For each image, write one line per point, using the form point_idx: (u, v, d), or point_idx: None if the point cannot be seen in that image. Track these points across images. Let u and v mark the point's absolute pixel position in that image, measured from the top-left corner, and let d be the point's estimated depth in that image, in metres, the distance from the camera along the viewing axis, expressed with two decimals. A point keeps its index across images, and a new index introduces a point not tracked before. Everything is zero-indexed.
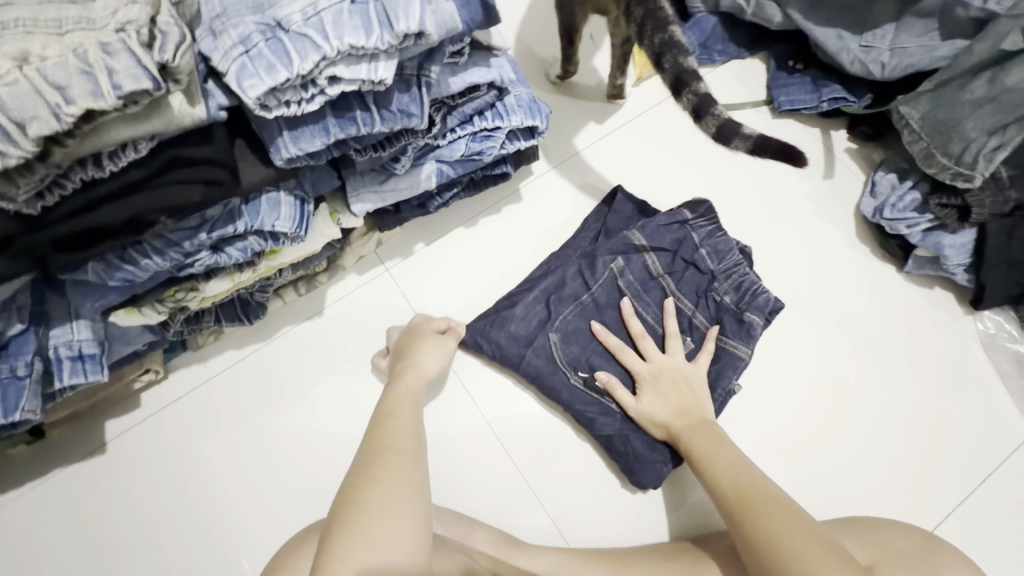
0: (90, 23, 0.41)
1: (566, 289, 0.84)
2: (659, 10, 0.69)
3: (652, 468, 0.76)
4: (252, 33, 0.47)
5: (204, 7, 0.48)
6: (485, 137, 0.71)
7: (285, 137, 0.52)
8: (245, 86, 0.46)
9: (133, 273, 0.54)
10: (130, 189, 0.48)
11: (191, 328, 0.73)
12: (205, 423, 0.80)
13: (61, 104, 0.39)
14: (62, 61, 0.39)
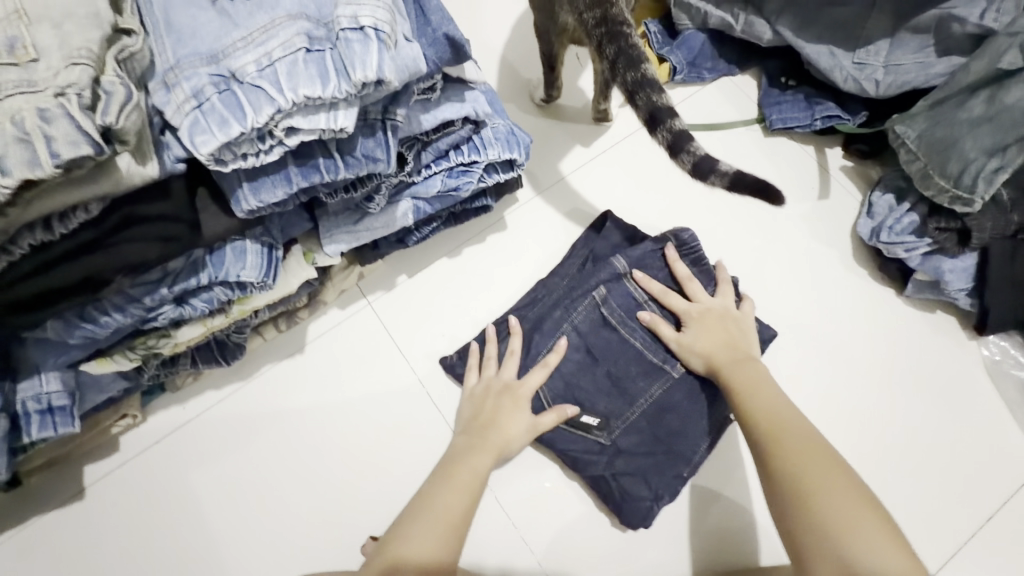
0: (30, 86, 0.39)
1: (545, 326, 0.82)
2: (632, 47, 0.65)
3: (640, 508, 0.74)
4: (205, 85, 0.46)
5: (157, 59, 0.47)
6: (462, 172, 0.69)
7: (245, 189, 0.50)
8: (197, 142, 0.45)
9: (94, 330, 0.52)
10: (83, 250, 0.46)
11: (167, 371, 0.72)
12: (186, 466, 0.79)
13: None
14: None
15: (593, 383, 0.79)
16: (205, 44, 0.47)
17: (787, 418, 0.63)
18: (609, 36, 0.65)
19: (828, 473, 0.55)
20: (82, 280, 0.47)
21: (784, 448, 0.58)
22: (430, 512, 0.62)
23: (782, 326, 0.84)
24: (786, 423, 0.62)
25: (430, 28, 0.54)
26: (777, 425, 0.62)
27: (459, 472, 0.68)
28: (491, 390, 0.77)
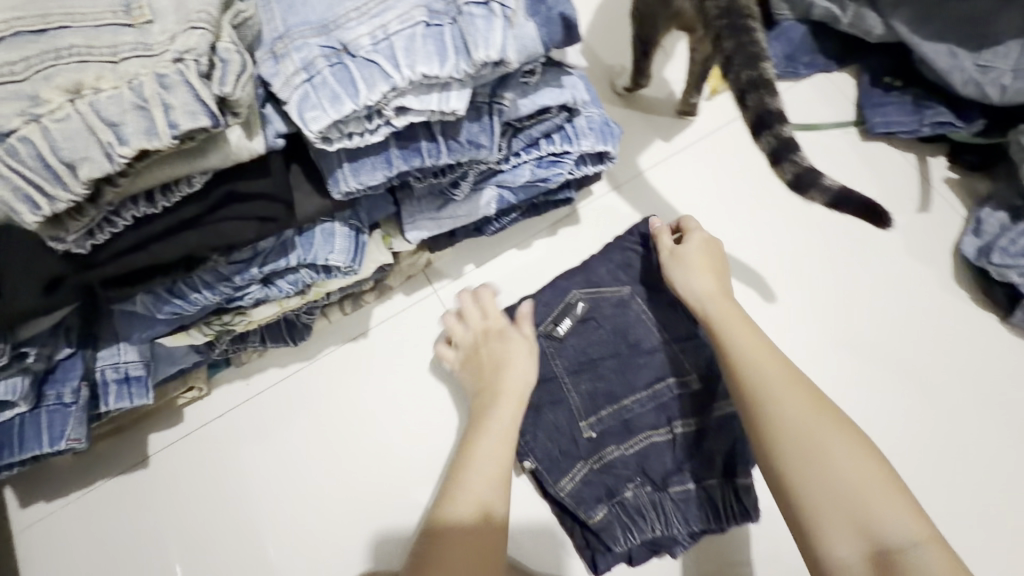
0: (148, 49, 0.37)
1: (613, 344, 0.78)
2: (754, 44, 0.60)
3: (613, 559, 0.70)
4: (316, 58, 0.43)
5: (266, 27, 0.44)
6: (551, 162, 0.65)
7: (345, 170, 0.48)
8: (307, 119, 0.42)
9: (182, 307, 0.51)
10: (183, 225, 0.44)
11: (236, 347, 0.71)
12: (244, 442, 0.78)
13: (114, 143, 0.35)
14: (116, 94, 0.36)
15: (636, 431, 0.74)
16: (316, 13, 0.44)
17: (758, 371, 0.61)
18: (732, 29, 0.61)
19: (815, 420, 0.56)
20: (180, 256, 0.45)
21: (767, 410, 0.58)
22: (465, 464, 0.64)
23: (873, 346, 0.78)
24: (763, 369, 0.61)
25: (544, 6, 0.49)
26: (749, 358, 0.62)
27: (487, 426, 0.67)
28: (478, 344, 0.74)
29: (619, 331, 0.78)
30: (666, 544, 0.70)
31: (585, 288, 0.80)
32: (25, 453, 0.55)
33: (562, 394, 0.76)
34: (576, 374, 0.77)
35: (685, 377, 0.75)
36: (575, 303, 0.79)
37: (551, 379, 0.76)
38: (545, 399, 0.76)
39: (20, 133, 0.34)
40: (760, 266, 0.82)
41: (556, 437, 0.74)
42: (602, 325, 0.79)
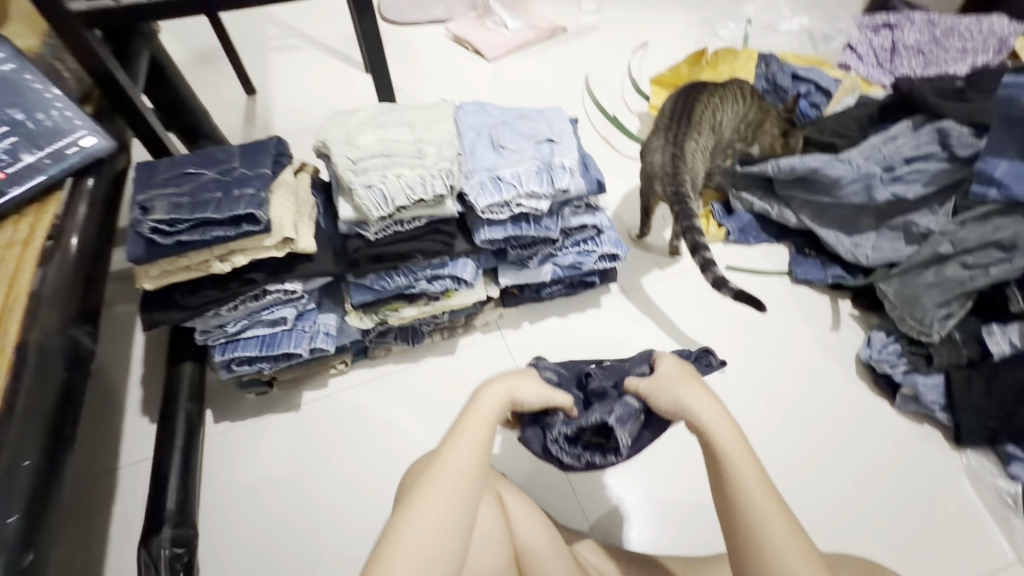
0: (425, 165, 0.92)
1: (608, 372, 0.82)
2: (687, 206, 1.07)
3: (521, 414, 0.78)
4: (486, 178, 0.96)
5: (466, 165, 0.99)
6: (585, 255, 1.13)
7: (485, 229, 0.99)
8: (479, 200, 0.95)
9: (388, 283, 1.00)
10: (413, 237, 0.96)
11: (377, 339, 1.14)
12: (360, 405, 1.16)
13: (411, 194, 0.89)
14: (415, 178, 0.90)
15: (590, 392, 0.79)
16: (488, 162, 0.99)
17: (763, 513, 0.58)
18: (676, 198, 1.07)
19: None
20: (405, 252, 0.96)
21: (755, 530, 0.57)
22: (421, 513, 0.59)
23: (797, 410, 1.13)
24: (785, 549, 0.56)
25: (590, 174, 1.03)
26: (757, 518, 0.58)
27: (434, 481, 0.62)
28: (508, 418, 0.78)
29: (625, 366, 0.83)
30: (547, 421, 0.75)
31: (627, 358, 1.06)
32: (277, 349, 0.97)
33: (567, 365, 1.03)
34: (581, 366, 0.87)
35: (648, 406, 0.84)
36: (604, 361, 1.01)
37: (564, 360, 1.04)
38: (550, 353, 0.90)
39: (376, 185, 0.89)
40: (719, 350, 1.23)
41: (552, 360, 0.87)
42: (609, 368, 0.84)
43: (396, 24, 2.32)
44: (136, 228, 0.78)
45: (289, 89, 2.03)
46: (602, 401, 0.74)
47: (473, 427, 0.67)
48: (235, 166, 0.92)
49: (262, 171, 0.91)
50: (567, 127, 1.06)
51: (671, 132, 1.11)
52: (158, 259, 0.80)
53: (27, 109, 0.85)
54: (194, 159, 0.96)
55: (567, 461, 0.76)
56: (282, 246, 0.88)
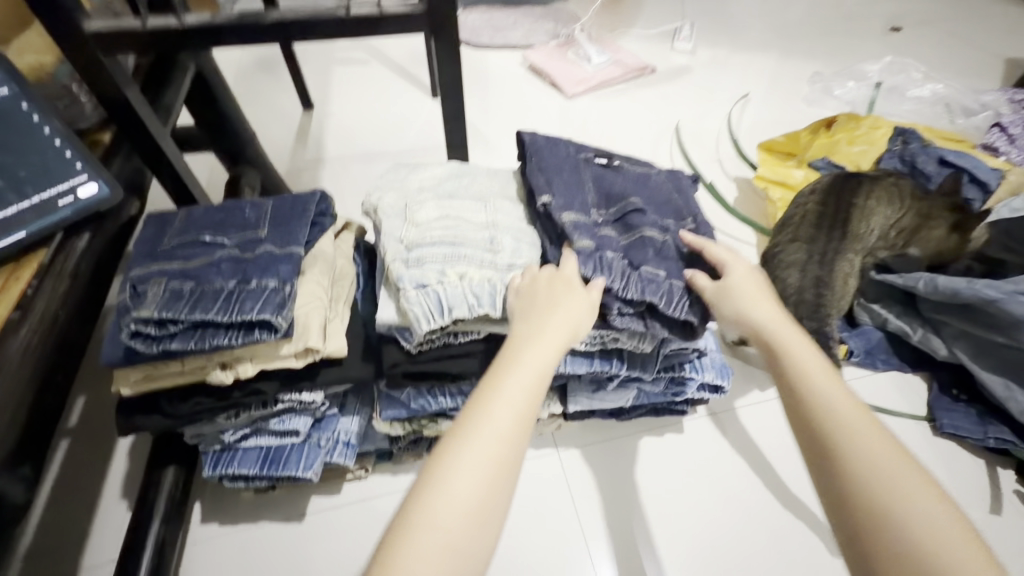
0: (496, 264, 0.73)
1: (635, 187, 0.84)
2: (830, 349, 0.88)
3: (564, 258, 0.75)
4: None
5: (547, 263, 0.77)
6: (682, 381, 0.88)
7: (567, 357, 0.79)
8: None
9: (428, 402, 0.77)
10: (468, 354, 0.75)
11: (408, 447, 0.92)
12: (376, 523, 0.94)
13: (473, 305, 0.69)
14: (482, 283, 0.71)
15: (633, 228, 0.77)
16: None
17: (856, 440, 0.55)
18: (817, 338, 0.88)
19: (920, 487, 0.51)
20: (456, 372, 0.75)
21: (853, 458, 0.54)
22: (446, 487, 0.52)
23: None
24: (892, 472, 0.52)
25: None
26: (875, 463, 0.53)
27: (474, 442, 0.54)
28: None
29: (643, 183, 0.85)
30: (606, 303, 0.71)
31: (625, 158, 0.91)
32: (282, 471, 0.76)
33: (581, 184, 0.81)
34: (605, 241, 0.74)
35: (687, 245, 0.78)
36: (612, 157, 0.90)
37: (575, 172, 0.84)
38: (568, 182, 0.81)
39: (433, 287, 0.69)
40: None
41: (573, 204, 0.78)
42: (629, 176, 0.86)
43: (470, 45, 2.15)
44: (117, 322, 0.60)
45: (347, 107, 1.88)
46: (668, 297, 0.71)
47: (527, 369, 0.60)
48: (262, 236, 0.72)
49: (292, 249, 0.70)
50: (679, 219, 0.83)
51: (816, 248, 0.95)
52: (139, 363, 0.61)
53: (15, 146, 0.66)
54: (213, 214, 0.77)
55: (637, 321, 0.73)
56: (302, 355, 0.67)
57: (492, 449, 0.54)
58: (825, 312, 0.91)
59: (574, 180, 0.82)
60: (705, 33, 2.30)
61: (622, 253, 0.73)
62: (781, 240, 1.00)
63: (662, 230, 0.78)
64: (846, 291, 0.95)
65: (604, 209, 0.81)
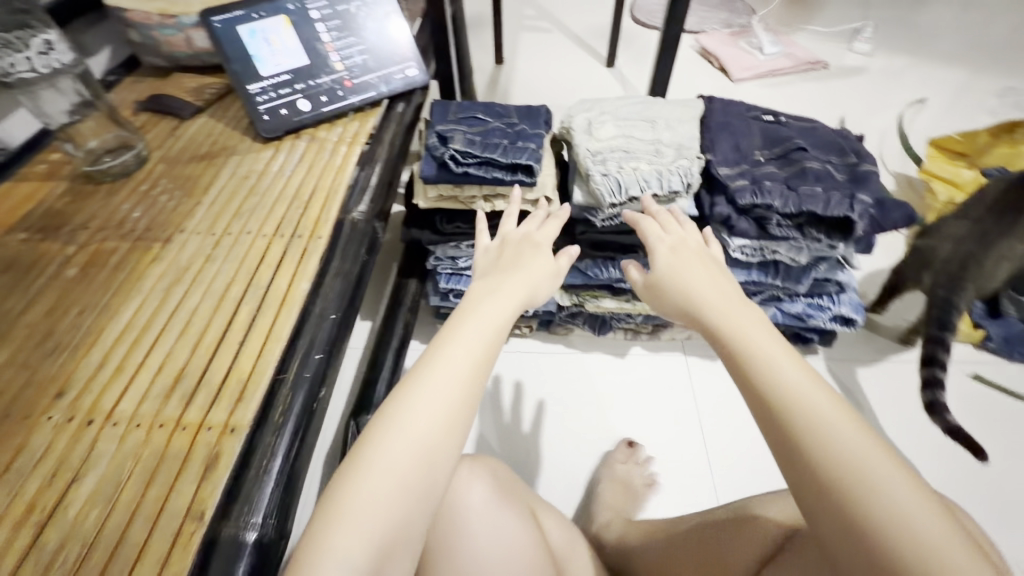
0: (661, 162, 0.94)
1: (798, 134, 1.01)
2: (950, 317, 0.98)
3: (730, 177, 0.93)
4: (729, 214, 0.92)
5: (713, 170, 0.96)
6: (818, 308, 1.03)
7: (728, 268, 0.98)
8: (734, 240, 0.93)
9: (598, 272, 1.02)
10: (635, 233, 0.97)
11: (569, 320, 1.19)
12: (529, 369, 1.20)
13: (648, 185, 0.91)
14: (651, 172, 0.92)
15: (794, 160, 0.94)
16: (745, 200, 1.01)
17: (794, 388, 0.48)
18: (940, 306, 0.99)
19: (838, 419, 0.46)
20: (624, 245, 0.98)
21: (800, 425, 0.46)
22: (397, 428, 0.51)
23: None
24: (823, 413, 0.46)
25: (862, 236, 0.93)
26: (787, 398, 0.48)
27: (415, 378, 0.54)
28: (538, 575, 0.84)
29: (804, 132, 1.03)
30: (767, 218, 0.90)
31: (789, 116, 1.09)
32: None
33: (748, 133, 1.02)
34: (763, 174, 0.93)
35: (840, 170, 0.92)
36: (779, 117, 1.09)
37: (744, 125, 1.04)
38: (736, 132, 1.02)
39: (612, 172, 0.92)
40: (943, 466, 1.04)
41: (734, 151, 0.98)
42: (792, 127, 1.04)
43: (645, 25, 2.33)
44: (434, 152, 0.90)
45: (531, 66, 2.17)
46: (825, 204, 0.86)
47: (481, 319, 0.59)
48: (515, 121, 1.00)
49: (537, 132, 0.97)
50: (829, 149, 0.98)
51: (983, 226, 1.00)
52: (438, 180, 0.90)
53: (380, 40, 1.00)
54: (479, 105, 1.07)
55: (797, 230, 0.90)
56: (539, 202, 0.93)
57: (409, 451, 0.49)
58: (962, 281, 0.98)
59: (743, 131, 1.02)
60: (888, 38, 2.27)
61: (782, 180, 0.91)
62: (949, 217, 1.06)
63: (824, 161, 0.93)
64: (995, 273, 1.01)
65: (768, 148, 0.99)
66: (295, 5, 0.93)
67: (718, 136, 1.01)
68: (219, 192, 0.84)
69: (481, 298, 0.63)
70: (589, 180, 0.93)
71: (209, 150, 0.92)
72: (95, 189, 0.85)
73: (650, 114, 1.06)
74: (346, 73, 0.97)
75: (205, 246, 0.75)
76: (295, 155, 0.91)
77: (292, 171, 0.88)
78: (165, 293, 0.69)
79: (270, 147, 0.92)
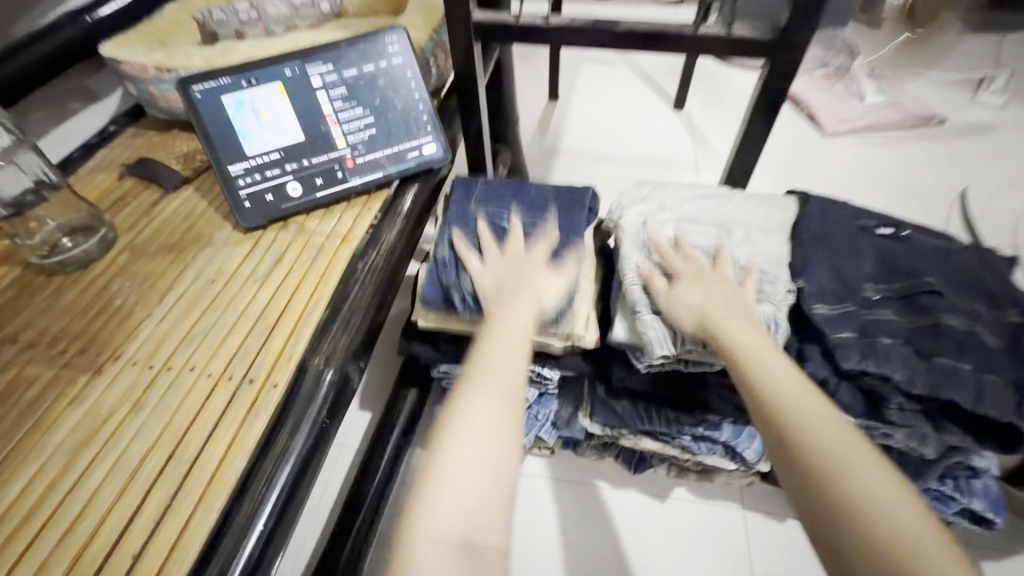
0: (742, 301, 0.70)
1: (929, 262, 0.75)
2: None
3: (831, 326, 0.69)
4: (826, 379, 0.70)
5: (815, 310, 0.71)
6: (939, 498, 0.79)
7: None
8: None
9: (638, 418, 0.81)
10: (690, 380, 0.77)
11: (600, 448, 0.96)
12: (545, 502, 0.99)
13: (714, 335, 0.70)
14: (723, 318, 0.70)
15: (925, 311, 0.70)
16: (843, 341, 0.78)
17: (799, 393, 0.59)
18: None
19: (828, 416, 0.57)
20: (676, 394, 0.77)
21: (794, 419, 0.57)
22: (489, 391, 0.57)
23: None
24: (807, 399, 0.58)
25: None
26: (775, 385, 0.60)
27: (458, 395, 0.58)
28: None
29: (937, 255, 0.76)
30: (882, 395, 0.68)
31: (915, 226, 0.82)
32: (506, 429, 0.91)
33: (859, 255, 0.76)
34: (879, 324, 0.69)
35: (991, 338, 0.67)
36: (900, 225, 0.82)
37: (853, 240, 0.78)
38: (841, 252, 0.76)
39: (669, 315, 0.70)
40: None
41: (836, 280, 0.73)
42: (922, 247, 0.77)
43: (724, 62, 2.06)
44: (448, 284, 0.76)
45: (589, 105, 1.95)
46: (973, 395, 0.64)
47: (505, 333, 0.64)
48: (550, 223, 0.80)
49: (574, 244, 0.78)
50: (975, 296, 0.72)
51: None
52: (451, 313, 0.78)
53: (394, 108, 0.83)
54: (508, 187, 0.85)
55: (925, 419, 0.68)
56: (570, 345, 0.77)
57: (484, 438, 0.54)
58: None
59: (850, 248, 0.77)
60: None
61: (905, 339, 0.68)
62: None
63: (967, 320, 0.68)
64: None
65: (885, 282, 0.74)
66: (293, 72, 0.76)
67: (815, 257, 0.76)
68: (172, 302, 0.68)
69: (500, 314, 0.67)
70: (638, 313, 0.72)
71: (181, 238, 0.77)
72: (46, 284, 0.72)
73: (725, 216, 0.82)
74: (349, 151, 0.80)
75: (135, 388, 0.60)
76: (274, 254, 0.74)
77: (264, 278, 0.71)
78: (70, 459, 0.54)
79: (249, 240, 0.77)
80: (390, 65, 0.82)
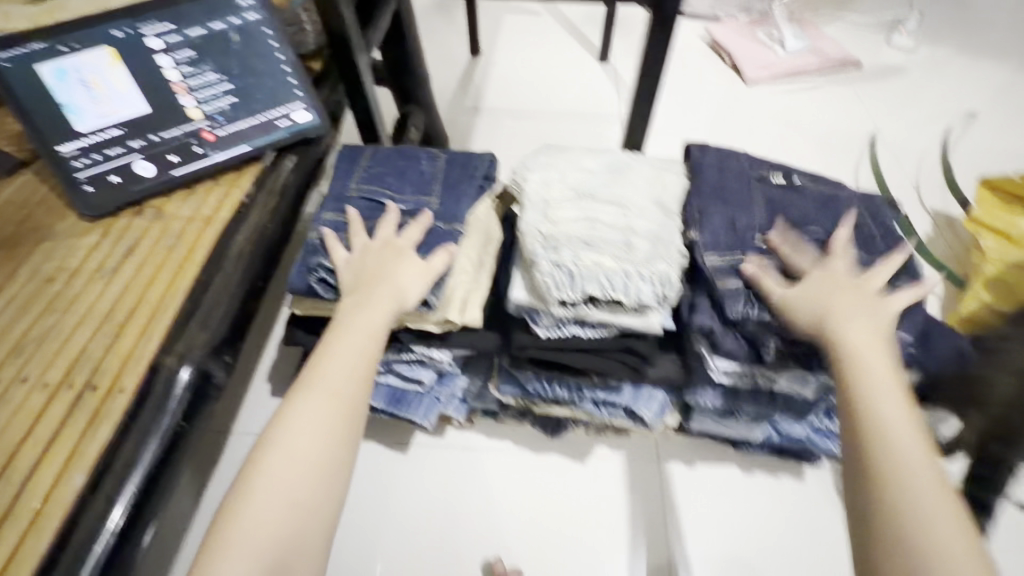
0: (634, 259, 0.70)
1: (816, 211, 0.77)
2: None
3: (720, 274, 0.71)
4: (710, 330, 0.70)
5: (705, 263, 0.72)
6: (823, 434, 0.85)
7: (703, 391, 0.78)
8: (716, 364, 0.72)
9: (543, 387, 0.81)
10: (587, 349, 0.75)
11: (518, 415, 0.95)
12: (468, 471, 0.98)
13: (608, 286, 0.69)
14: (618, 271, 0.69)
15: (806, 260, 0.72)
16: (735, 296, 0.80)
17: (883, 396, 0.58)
18: None
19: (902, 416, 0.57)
20: (578, 366, 0.75)
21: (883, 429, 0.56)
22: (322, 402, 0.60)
23: None
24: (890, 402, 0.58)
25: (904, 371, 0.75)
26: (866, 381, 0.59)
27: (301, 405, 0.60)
28: None
29: (824, 201, 0.78)
30: (763, 341, 0.70)
31: (809, 174, 0.83)
32: (404, 411, 0.86)
33: (750, 203, 0.77)
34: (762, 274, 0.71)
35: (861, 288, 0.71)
36: (793, 172, 0.83)
37: (747, 189, 0.78)
38: (734, 202, 0.77)
39: (567, 263, 0.69)
40: None
41: (727, 232, 0.74)
42: (811, 194, 0.79)
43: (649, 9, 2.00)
44: (309, 263, 0.77)
45: (511, 59, 1.86)
46: None
47: (353, 334, 0.66)
48: (434, 201, 0.82)
49: (456, 227, 0.80)
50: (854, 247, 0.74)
51: None
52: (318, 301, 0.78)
53: (254, 69, 0.74)
54: (394, 158, 0.86)
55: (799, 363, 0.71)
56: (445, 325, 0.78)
57: (304, 444, 0.57)
58: None
59: (743, 197, 0.77)
60: (935, 30, 1.92)
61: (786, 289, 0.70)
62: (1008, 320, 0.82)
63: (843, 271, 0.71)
64: None
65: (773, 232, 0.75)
66: (124, 33, 0.67)
67: (709, 207, 0.76)
68: (0, 305, 0.60)
69: (349, 314, 0.68)
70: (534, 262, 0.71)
71: (15, 232, 0.67)
72: None
73: (625, 183, 0.80)
74: (207, 123, 0.72)
75: None
76: (127, 243, 0.67)
77: (114, 272, 0.64)
78: None
79: (98, 229, 0.68)
80: (245, 20, 0.73)
